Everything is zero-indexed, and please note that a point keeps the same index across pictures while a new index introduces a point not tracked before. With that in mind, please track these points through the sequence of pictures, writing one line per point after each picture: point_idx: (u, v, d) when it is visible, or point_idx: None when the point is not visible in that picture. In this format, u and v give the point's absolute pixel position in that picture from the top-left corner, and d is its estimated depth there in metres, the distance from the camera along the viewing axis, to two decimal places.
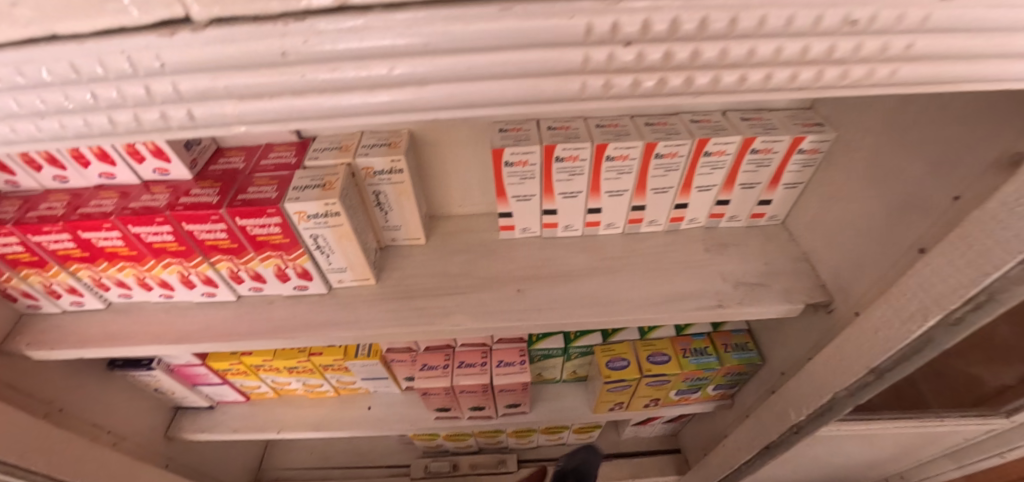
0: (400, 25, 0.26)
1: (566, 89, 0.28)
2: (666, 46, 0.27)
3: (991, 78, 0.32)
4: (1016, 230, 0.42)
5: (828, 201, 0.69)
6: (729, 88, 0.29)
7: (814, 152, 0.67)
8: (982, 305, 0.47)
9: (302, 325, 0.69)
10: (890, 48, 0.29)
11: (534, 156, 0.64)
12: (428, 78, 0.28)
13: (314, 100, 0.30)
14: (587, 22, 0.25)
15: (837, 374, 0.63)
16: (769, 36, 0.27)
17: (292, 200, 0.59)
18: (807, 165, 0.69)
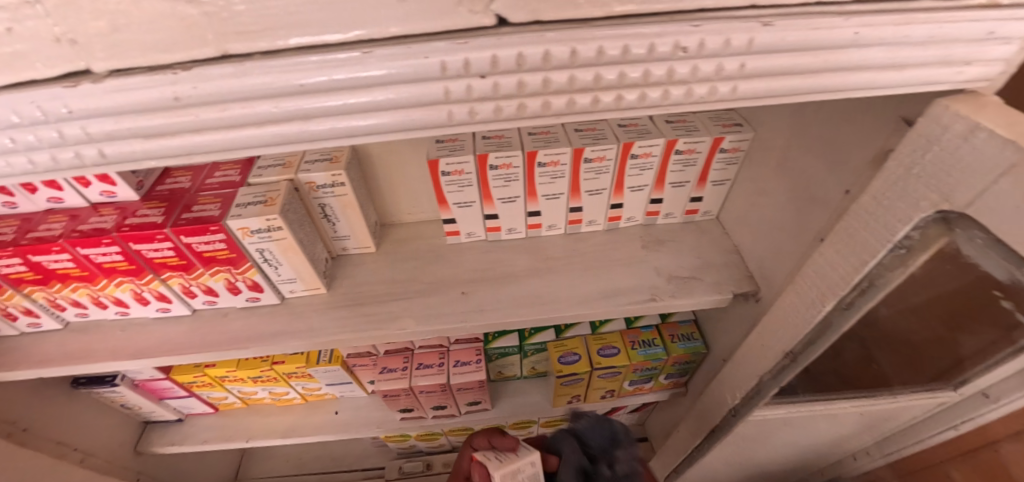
0: (277, 70, 0.29)
1: (436, 117, 0.32)
2: (518, 76, 0.30)
3: (825, 90, 0.36)
4: (880, 222, 0.46)
5: (750, 197, 0.73)
6: (585, 109, 0.33)
7: (735, 150, 0.71)
8: (865, 291, 0.51)
9: (256, 335, 0.72)
10: (726, 69, 0.32)
11: (468, 165, 0.67)
12: (310, 113, 0.31)
13: (214, 135, 0.33)
14: (441, 61, 0.29)
15: (761, 358, 0.68)
16: (610, 64, 0.30)
17: (234, 217, 0.61)
18: (731, 163, 0.73)
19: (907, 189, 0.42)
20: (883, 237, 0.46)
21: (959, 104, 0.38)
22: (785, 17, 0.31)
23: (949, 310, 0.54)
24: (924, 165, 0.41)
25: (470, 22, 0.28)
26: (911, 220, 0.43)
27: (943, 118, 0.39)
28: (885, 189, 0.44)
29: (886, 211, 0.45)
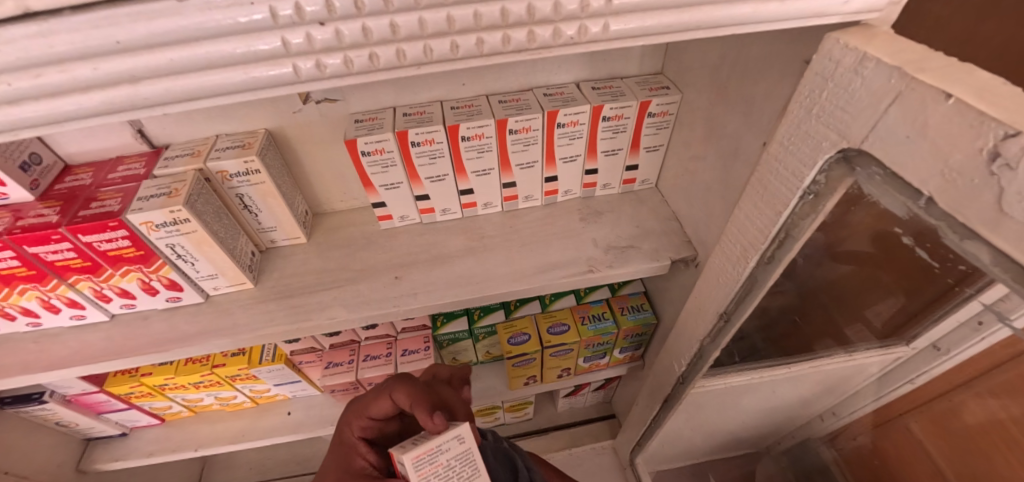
0: (85, 25, 0.26)
1: (282, 74, 0.30)
2: (361, 22, 0.28)
3: (708, 27, 0.35)
4: (789, 169, 0.45)
5: (682, 161, 0.73)
6: (446, 56, 0.31)
7: (663, 115, 0.71)
8: (784, 242, 0.50)
9: (179, 336, 0.68)
10: (591, 5, 0.30)
11: (389, 144, 0.65)
12: (139, 75, 0.29)
13: (41, 106, 0.29)
14: (269, 8, 0.26)
15: (699, 322, 0.67)
16: (459, 2, 0.28)
17: (133, 211, 0.57)
18: (661, 128, 0.72)
19: (810, 131, 0.41)
20: (792, 185, 0.45)
21: (848, 37, 0.37)
22: None
23: (876, 254, 0.53)
24: (821, 103, 0.40)
25: None
26: (816, 163, 0.42)
27: (835, 53, 0.37)
28: (792, 133, 0.43)
29: (792, 156, 0.44)
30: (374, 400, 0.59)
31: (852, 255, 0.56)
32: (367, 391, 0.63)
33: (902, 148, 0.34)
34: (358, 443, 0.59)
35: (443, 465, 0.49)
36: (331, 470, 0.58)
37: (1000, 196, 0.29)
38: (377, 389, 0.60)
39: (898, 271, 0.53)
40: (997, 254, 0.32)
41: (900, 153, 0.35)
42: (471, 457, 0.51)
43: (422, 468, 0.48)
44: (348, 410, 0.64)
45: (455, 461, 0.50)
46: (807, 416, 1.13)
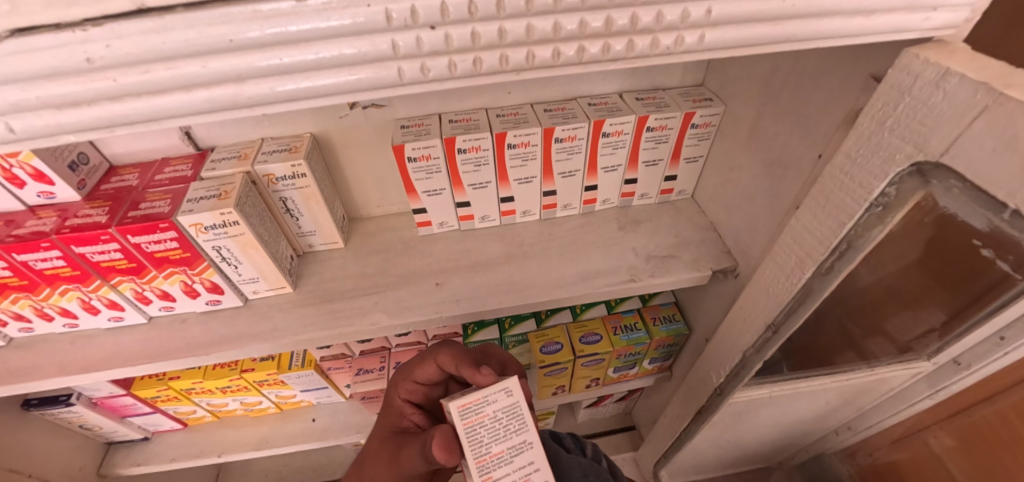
0: (199, 23, 0.26)
1: (387, 76, 0.30)
2: (471, 27, 0.28)
3: (797, 38, 0.34)
4: (856, 181, 0.44)
5: (723, 172, 0.73)
6: (547, 63, 0.31)
7: (706, 126, 0.71)
8: (844, 254, 0.50)
9: (218, 340, 0.68)
10: (692, 15, 0.30)
11: (436, 150, 0.65)
12: (245, 75, 0.28)
13: (140, 102, 0.29)
14: (385, 10, 0.26)
15: (742, 333, 0.67)
16: (569, 10, 0.28)
17: (185, 212, 0.57)
18: (702, 139, 0.73)
19: (882, 143, 0.41)
20: (858, 196, 0.45)
21: (928, 51, 0.37)
22: None
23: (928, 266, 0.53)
24: (896, 117, 0.40)
25: None
26: (887, 175, 0.41)
27: (912, 67, 0.38)
28: (859, 145, 0.43)
29: (859, 168, 0.44)
30: (417, 365, 0.60)
31: (904, 268, 0.56)
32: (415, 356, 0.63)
33: (990, 163, 0.34)
34: (405, 405, 0.61)
35: (490, 416, 0.47)
36: (382, 428, 0.61)
37: None
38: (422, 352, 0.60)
39: (956, 284, 0.53)
40: None
41: (986, 166, 0.35)
42: (519, 412, 0.47)
43: (468, 418, 0.46)
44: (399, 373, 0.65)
45: (502, 413, 0.47)
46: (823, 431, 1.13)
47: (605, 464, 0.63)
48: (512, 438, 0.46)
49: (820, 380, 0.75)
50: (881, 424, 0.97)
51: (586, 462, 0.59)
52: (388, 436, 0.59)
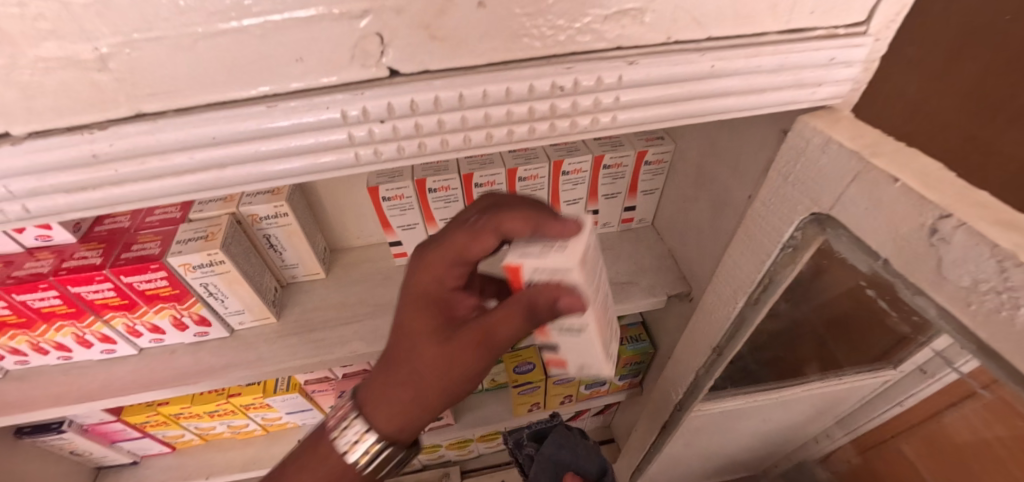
0: (188, 126, 0.32)
1: (345, 159, 0.35)
2: (414, 119, 0.34)
3: (700, 114, 0.41)
4: (771, 225, 0.51)
5: (676, 203, 0.79)
6: (482, 142, 0.37)
7: (660, 163, 0.77)
8: (768, 286, 0.56)
9: (206, 369, 0.72)
10: (603, 102, 0.36)
11: (408, 190, 0.70)
12: (226, 162, 0.34)
13: (135, 185, 0.35)
14: (341, 111, 0.32)
15: (693, 355, 0.73)
16: (495, 103, 0.34)
17: (174, 253, 0.62)
18: (656, 174, 0.79)
19: (787, 194, 0.47)
20: (773, 238, 0.51)
21: (816, 120, 0.44)
22: (649, 55, 0.35)
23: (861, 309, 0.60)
24: (797, 173, 0.46)
25: (364, 75, 0.32)
26: (792, 222, 0.48)
27: (804, 133, 0.44)
28: (771, 194, 0.50)
29: (773, 214, 0.50)
30: (481, 235, 0.44)
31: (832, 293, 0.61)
32: (447, 230, 0.47)
33: (863, 217, 0.41)
34: (451, 294, 0.47)
35: (592, 258, 0.43)
36: (421, 330, 0.46)
37: (940, 263, 0.36)
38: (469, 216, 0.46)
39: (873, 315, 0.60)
40: (941, 311, 0.38)
41: (861, 219, 0.41)
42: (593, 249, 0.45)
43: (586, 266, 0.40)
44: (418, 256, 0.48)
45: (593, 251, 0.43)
46: (804, 438, 1.21)
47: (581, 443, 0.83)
48: (600, 270, 0.46)
49: (792, 389, 0.85)
50: (858, 430, 1.04)
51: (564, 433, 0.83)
52: (444, 333, 0.45)
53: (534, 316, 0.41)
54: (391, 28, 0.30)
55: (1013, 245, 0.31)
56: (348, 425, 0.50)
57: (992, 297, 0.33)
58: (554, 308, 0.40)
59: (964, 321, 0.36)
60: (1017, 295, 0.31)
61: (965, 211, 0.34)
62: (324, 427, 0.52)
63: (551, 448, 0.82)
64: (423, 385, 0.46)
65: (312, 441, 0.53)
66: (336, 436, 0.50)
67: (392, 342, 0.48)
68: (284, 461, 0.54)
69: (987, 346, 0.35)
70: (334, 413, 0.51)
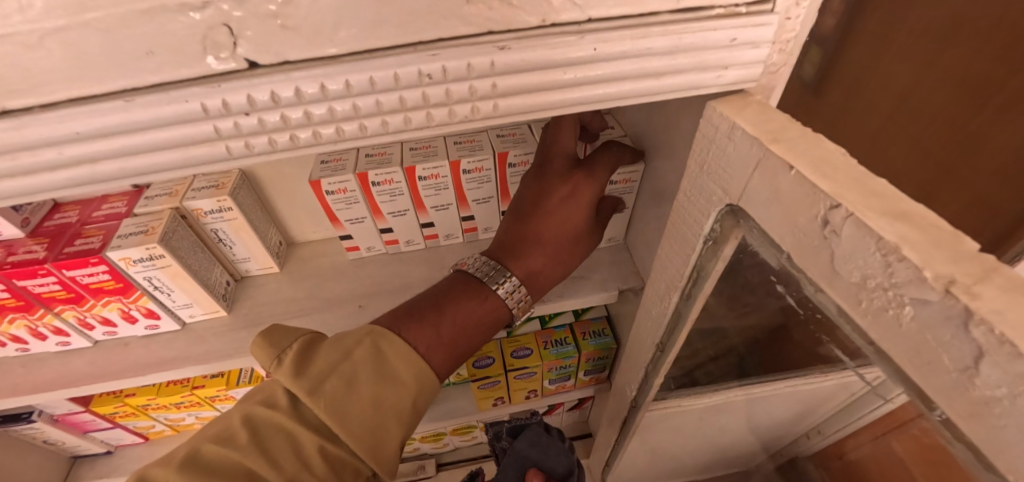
0: (51, 121, 0.32)
1: (217, 153, 0.35)
2: (280, 111, 0.34)
3: (598, 100, 0.39)
4: (693, 217, 0.49)
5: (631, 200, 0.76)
6: (357, 134, 0.36)
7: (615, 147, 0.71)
8: (697, 282, 0.55)
9: (157, 361, 0.73)
10: (480, 89, 0.35)
11: (351, 183, 0.70)
12: (97, 157, 0.34)
13: (4, 182, 0.35)
14: (201, 104, 0.32)
15: (641, 351, 0.71)
16: (361, 94, 0.33)
17: (113, 248, 0.63)
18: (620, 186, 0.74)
19: (703, 186, 0.46)
20: (696, 231, 0.49)
21: (725, 106, 0.42)
22: (524, 40, 0.34)
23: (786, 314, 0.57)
24: (709, 162, 0.44)
25: (218, 66, 0.31)
26: (709, 214, 0.46)
27: (714, 120, 0.43)
28: (692, 186, 0.48)
29: (694, 207, 0.49)
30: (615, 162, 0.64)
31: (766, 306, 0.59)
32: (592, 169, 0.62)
33: (766, 208, 0.39)
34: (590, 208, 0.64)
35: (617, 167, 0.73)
36: (576, 227, 0.64)
37: (832, 257, 0.34)
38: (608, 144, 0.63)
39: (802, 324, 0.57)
40: (839, 309, 0.36)
41: (765, 211, 0.39)
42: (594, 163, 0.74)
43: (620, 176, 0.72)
44: (573, 176, 0.63)
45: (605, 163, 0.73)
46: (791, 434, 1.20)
47: (556, 440, 0.80)
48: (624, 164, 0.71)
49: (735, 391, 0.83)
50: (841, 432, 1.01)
51: (541, 431, 0.80)
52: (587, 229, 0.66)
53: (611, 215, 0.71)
54: (237, 18, 0.29)
55: (895, 238, 0.29)
56: (502, 281, 0.62)
57: (880, 296, 0.31)
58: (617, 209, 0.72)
59: (858, 320, 0.34)
60: (902, 292, 0.29)
61: (854, 202, 0.31)
62: (459, 294, 0.61)
63: (522, 443, 0.80)
64: (570, 260, 0.67)
65: (431, 311, 0.58)
66: (502, 298, 0.62)
67: (546, 236, 0.64)
68: (392, 321, 0.57)
69: (880, 349, 0.33)
70: (486, 276, 0.63)
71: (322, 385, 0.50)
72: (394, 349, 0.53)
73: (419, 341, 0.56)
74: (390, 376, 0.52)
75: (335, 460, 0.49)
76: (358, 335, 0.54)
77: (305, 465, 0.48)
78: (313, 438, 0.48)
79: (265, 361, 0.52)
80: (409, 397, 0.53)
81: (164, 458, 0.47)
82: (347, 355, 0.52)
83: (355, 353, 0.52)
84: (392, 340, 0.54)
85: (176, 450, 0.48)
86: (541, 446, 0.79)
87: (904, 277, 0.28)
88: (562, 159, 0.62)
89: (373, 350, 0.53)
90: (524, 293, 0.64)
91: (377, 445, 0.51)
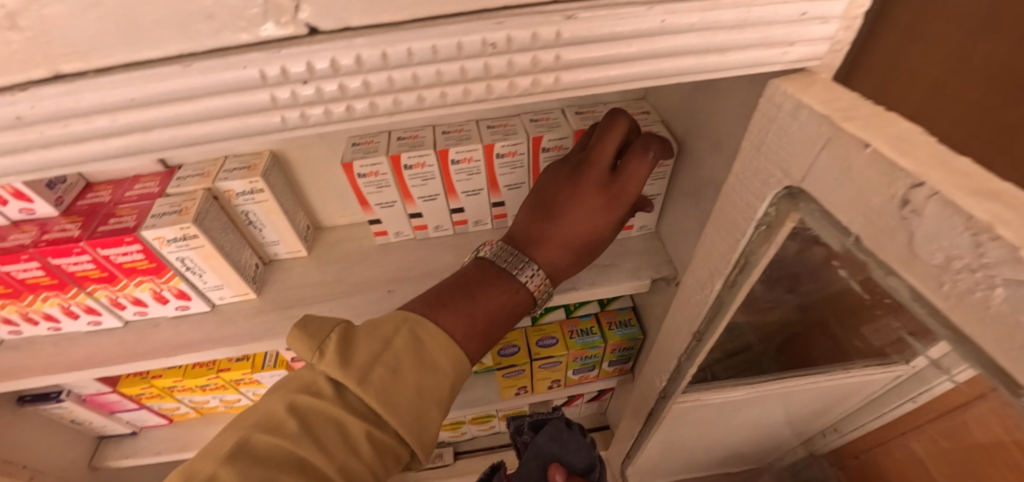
0: (106, 86, 0.31)
1: (271, 122, 0.34)
2: (339, 80, 0.32)
3: (658, 75, 0.38)
4: (745, 201, 0.48)
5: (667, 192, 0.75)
6: (414, 107, 0.35)
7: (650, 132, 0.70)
8: (744, 269, 0.53)
9: (186, 343, 0.73)
10: (543, 61, 0.34)
11: (383, 166, 0.69)
12: (151, 125, 0.34)
13: (54, 150, 0.34)
14: (258, 70, 0.31)
15: (675, 339, 0.70)
16: (422, 63, 0.32)
17: (148, 227, 0.62)
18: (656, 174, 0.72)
19: (759, 167, 0.45)
20: (747, 216, 0.48)
21: (788, 84, 0.41)
22: (591, 10, 0.32)
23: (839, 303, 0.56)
24: (768, 143, 0.43)
25: (278, 32, 0.30)
26: (765, 197, 0.45)
27: (776, 99, 0.41)
28: (745, 169, 0.47)
29: (746, 190, 0.47)
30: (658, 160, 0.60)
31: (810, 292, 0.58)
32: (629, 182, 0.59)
33: (834, 190, 0.37)
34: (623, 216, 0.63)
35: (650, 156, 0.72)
36: (605, 235, 0.64)
37: (910, 238, 0.32)
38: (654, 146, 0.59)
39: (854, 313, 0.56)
40: (913, 292, 0.35)
41: (831, 192, 0.38)
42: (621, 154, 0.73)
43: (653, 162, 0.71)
44: (608, 187, 0.60)
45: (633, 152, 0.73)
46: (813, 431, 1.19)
47: (574, 432, 0.79)
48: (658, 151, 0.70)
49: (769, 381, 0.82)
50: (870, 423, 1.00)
51: (559, 425, 0.79)
52: (615, 230, 0.65)
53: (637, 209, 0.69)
54: None
55: (990, 217, 0.27)
56: (523, 269, 0.62)
57: (966, 277, 0.29)
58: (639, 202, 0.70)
59: (937, 303, 0.32)
60: (994, 273, 0.27)
61: (939, 179, 0.30)
62: (487, 282, 0.60)
63: (540, 437, 0.78)
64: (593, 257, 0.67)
65: (462, 297, 0.58)
66: (528, 288, 0.61)
67: (576, 241, 0.63)
68: (424, 306, 0.56)
69: (961, 334, 0.31)
70: (511, 266, 0.62)
71: (367, 373, 0.49)
72: (431, 337, 0.53)
73: (453, 327, 0.55)
74: (429, 364, 0.52)
75: (381, 446, 0.48)
76: (392, 324, 0.53)
77: (354, 452, 0.47)
78: (361, 426, 0.48)
79: (306, 353, 0.51)
80: (448, 385, 0.52)
81: (208, 453, 0.46)
82: (387, 343, 0.51)
83: (395, 342, 0.52)
84: (428, 327, 0.53)
85: (220, 443, 0.46)
86: (559, 439, 0.77)
87: (997, 257, 0.27)
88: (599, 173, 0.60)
89: (411, 337, 0.52)
90: (551, 285, 0.64)
91: (421, 432, 0.50)
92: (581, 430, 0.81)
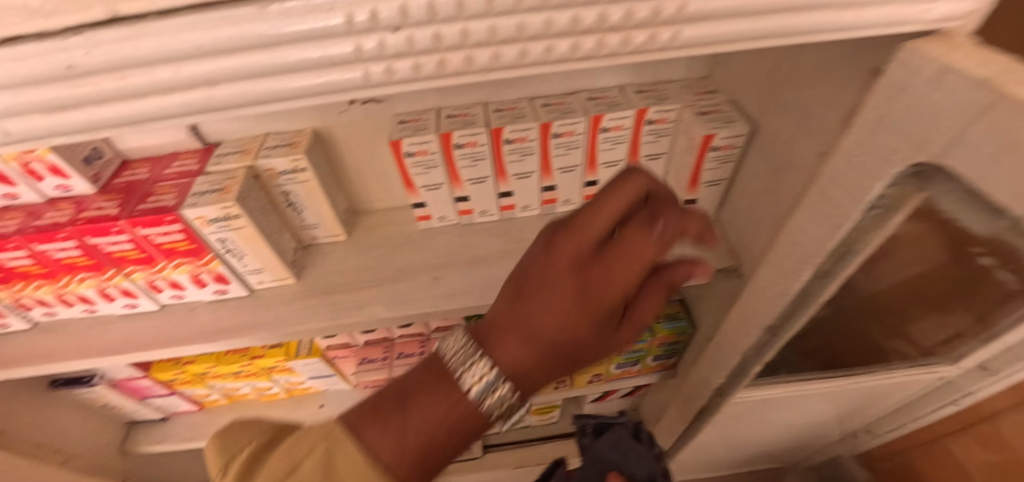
0: (170, 32, 0.27)
1: (352, 78, 0.30)
2: (434, 28, 0.28)
3: (784, 31, 0.33)
4: (854, 182, 0.43)
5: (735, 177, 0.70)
6: (512, 63, 0.31)
7: (719, 112, 0.66)
8: (842, 257, 0.49)
9: (224, 328, 0.71)
10: (666, 10, 0.29)
11: (432, 145, 0.65)
12: (215, 80, 0.30)
13: (119, 107, 0.31)
14: (346, 14, 0.27)
15: (741, 334, 0.66)
16: (533, 10, 0.28)
17: (189, 206, 0.59)
18: (725, 161, 0.67)
19: (879, 143, 0.40)
20: (856, 198, 0.43)
21: (928, 45, 0.36)
22: None
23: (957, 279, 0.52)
24: (894, 113, 0.38)
25: None
26: (885, 177, 0.40)
27: (911, 63, 0.36)
28: (858, 145, 0.42)
29: (857, 169, 0.43)
30: (677, 236, 0.40)
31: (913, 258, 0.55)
32: (620, 267, 0.38)
33: (988, 165, 0.32)
34: (625, 311, 0.40)
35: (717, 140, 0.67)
36: (587, 341, 0.39)
37: None
38: (666, 214, 0.40)
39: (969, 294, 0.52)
40: None
41: (984, 168, 0.33)
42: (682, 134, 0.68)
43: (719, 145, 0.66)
44: (590, 270, 0.38)
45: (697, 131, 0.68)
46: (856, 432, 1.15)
47: (642, 445, 0.74)
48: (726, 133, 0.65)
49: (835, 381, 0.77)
50: (902, 427, 0.95)
51: (625, 435, 0.74)
52: (619, 327, 0.40)
53: (670, 292, 0.42)
54: None
55: None
56: (469, 368, 0.38)
57: None
58: (686, 281, 0.42)
59: None
60: None
61: None
62: (424, 394, 0.39)
63: (601, 443, 0.73)
64: (586, 363, 0.41)
65: (392, 408, 0.38)
66: (480, 404, 0.39)
67: (546, 336, 0.38)
68: (358, 409, 0.39)
69: None
70: (456, 363, 0.39)
71: None
72: (350, 464, 0.36)
73: (381, 448, 0.37)
74: None
75: None
76: (310, 440, 0.37)
77: None
78: None
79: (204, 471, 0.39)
80: None
81: None
82: (294, 469, 0.36)
83: (303, 466, 0.36)
84: (349, 448, 0.37)
85: None
86: (620, 448, 0.72)
87: None
88: (586, 247, 0.38)
89: (324, 461, 0.36)
90: (523, 401, 0.40)
91: None
92: (649, 444, 0.75)
